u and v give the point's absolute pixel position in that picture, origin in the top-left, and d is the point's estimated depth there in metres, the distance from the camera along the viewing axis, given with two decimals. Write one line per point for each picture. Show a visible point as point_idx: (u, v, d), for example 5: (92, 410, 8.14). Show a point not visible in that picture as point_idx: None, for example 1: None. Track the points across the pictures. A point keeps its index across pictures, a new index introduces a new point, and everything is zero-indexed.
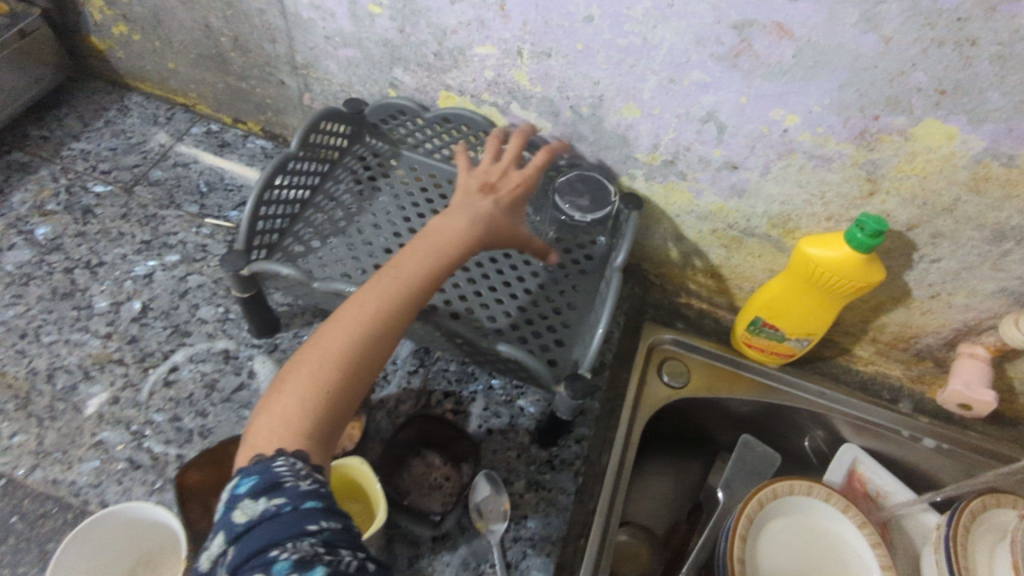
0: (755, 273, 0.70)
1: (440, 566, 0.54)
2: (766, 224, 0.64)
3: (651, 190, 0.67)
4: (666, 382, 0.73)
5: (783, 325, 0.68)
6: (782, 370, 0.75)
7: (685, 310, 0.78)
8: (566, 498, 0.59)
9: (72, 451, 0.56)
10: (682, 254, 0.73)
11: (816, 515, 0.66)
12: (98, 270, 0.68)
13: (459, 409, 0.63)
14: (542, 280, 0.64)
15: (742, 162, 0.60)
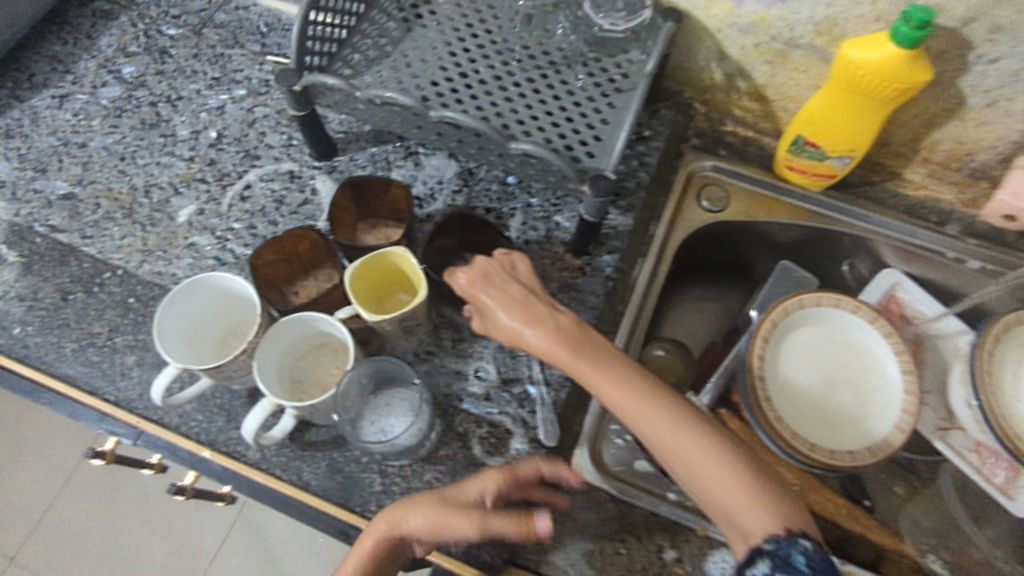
0: (800, 91, 0.69)
1: (479, 350, 0.62)
2: (811, 32, 0.62)
3: (691, 3, 0.65)
4: (704, 206, 0.75)
5: (824, 143, 0.67)
6: (825, 195, 0.75)
7: (729, 138, 0.77)
8: (595, 299, 0.65)
9: (171, 251, 0.66)
10: (726, 76, 0.72)
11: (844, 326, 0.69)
12: (178, 103, 0.76)
13: (500, 224, 0.68)
14: (576, 98, 0.65)
15: None
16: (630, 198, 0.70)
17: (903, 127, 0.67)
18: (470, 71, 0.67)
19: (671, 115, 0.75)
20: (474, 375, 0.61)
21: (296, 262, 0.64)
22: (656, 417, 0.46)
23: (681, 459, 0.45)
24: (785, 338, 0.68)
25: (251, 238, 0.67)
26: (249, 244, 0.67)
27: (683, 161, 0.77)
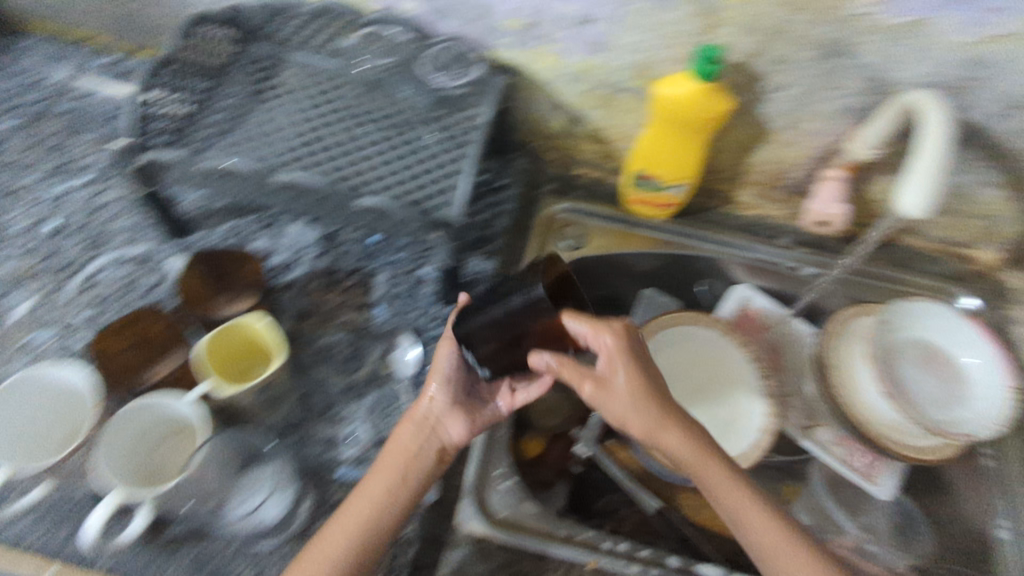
0: (633, 129, 0.75)
1: (352, 411, 0.60)
2: (630, 76, 0.68)
3: (521, 58, 0.69)
4: (564, 245, 0.79)
5: (660, 174, 0.73)
6: (671, 223, 0.81)
7: (581, 180, 0.83)
8: None
9: (7, 351, 0.62)
10: (567, 123, 0.77)
11: (703, 343, 0.74)
12: (13, 196, 0.72)
13: (365, 283, 0.68)
14: (427, 150, 0.65)
15: (593, 14, 0.62)
16: (492, 244, 0.72)
17: (723, 154, 0.75)
18: (318, 131, 0.66)
19: (524, 163, 0.81)
20: (346, 440, 0.59)
21: (146, 347, 0.60)
22: (685, 443, 0.53)
23: (711, 476, 0.53)
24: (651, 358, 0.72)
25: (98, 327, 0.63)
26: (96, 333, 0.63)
27: (540, 206, 0.81)
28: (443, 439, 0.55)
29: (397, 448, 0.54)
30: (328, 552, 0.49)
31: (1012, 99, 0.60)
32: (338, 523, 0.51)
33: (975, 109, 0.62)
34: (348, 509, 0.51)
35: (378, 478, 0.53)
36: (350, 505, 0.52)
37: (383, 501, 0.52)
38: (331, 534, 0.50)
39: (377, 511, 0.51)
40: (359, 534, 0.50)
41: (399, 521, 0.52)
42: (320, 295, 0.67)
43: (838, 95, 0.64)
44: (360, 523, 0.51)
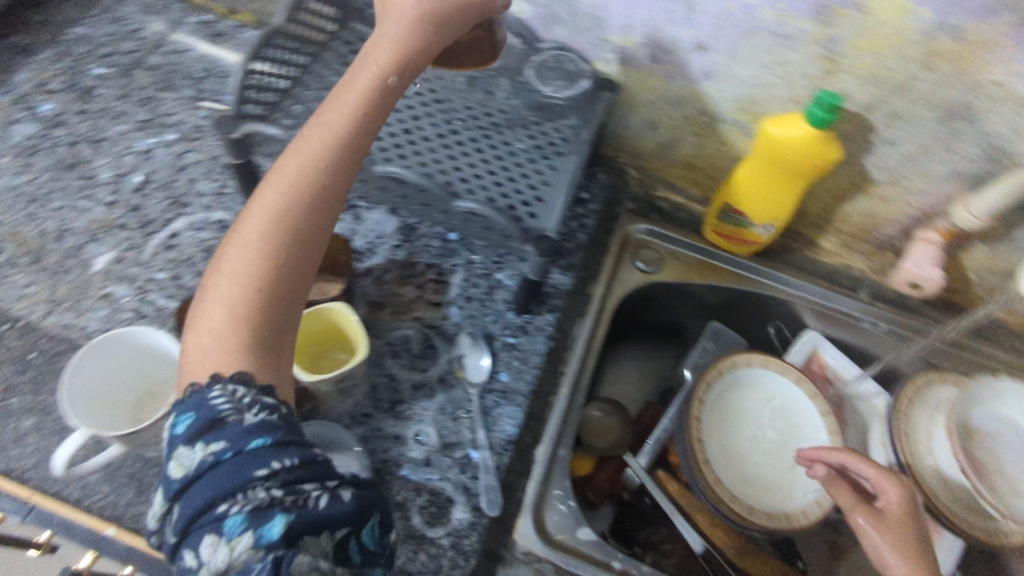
0: (726, 162, 0.72)
1: (420, 410, 0.60)
2: (735, 108, 0.65)
3: (626, 75, 0.68)
4: (639, 268, 0.77)
5: (749, 212, 0.70)
6: (751, 260, 0.78)
7: (660, 204, 0.80)
8: (538, 358, 0.64)
9: (83, 301, 0.61)
10: (658, 145, 0.74)
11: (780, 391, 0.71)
12: (100, 144, 0.72)
13: (441, 279, 0.67)
14: (519, 159, 0.65)
15: (711, 43, 0.60)
16: (568, 258, 0.71)
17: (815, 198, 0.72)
18: (402, 132, 0.66)
19: (606, 179, 0.78)
20: (414, 439, 0.58)
21: None
22: None
23: None
24: (722, 396, 0.70)
25: (175, 289, 0.63)
26: (172, 294, 0.63)
27: (617, 224, 0.78)
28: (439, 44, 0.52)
29: (387, 36, 0.50)
30: (227, 316, 0.42)
31: None
32: (271, 184, 0.46)
33: None
34: (296, 159, 0.46)
35: (343, 101, 0.48)
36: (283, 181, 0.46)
37: (345, 132, 0.47)
38: (226, 274, 0.43)
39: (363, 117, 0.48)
40: (306, 187, 0.46)
41: (330, 215, 0.46)
42: (395, 287, 0.66)
43: (953, 159, 0.61)
44: (321, 182, 0.46)
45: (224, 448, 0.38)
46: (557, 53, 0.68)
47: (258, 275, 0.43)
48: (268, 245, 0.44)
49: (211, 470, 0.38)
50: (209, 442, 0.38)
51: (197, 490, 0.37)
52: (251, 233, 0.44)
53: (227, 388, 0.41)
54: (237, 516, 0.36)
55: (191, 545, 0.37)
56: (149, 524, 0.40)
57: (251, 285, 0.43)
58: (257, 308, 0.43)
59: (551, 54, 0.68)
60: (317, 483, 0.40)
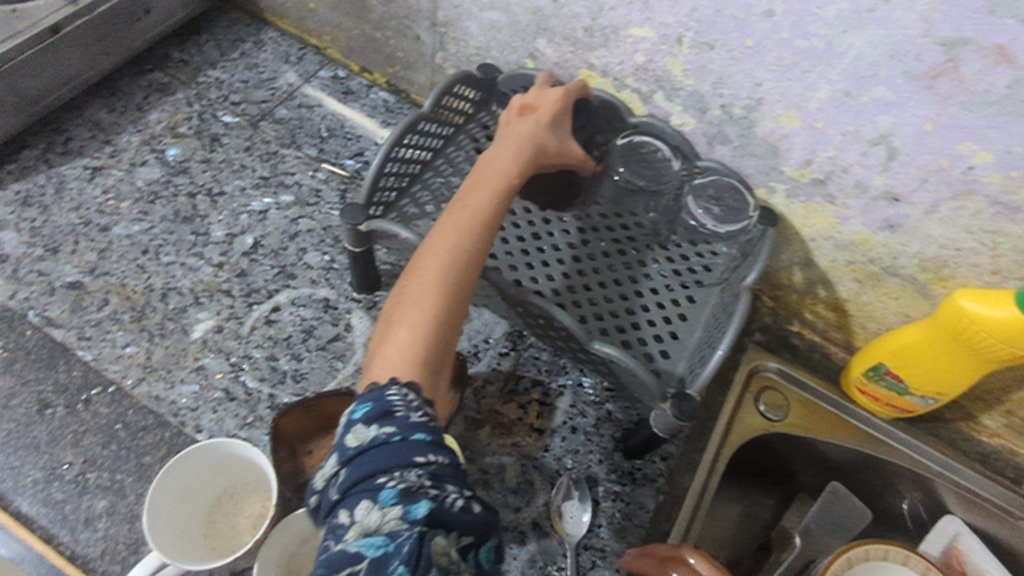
0: (886, 314, 0.63)
1: (508, 559, 0.53)
2: (915, 265, 0.57)
3: (790, 208, 0.60)
4: (762, 411, 0.68)
5: (908, 378, 0.61)
6: (894, 426, 0.68)
7: (795, 340, 0.71)
8: (645, 515, 0.56)
9: (176, 371, 0.58)
10: (806, 280, 0.66)
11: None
12: (218, 198, 0.70)
13: (546, 402, 0.61)
14: (656, 286, 0.61)
15: (906, 195, 0.53)
16: None
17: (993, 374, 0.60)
18: (531, 236, 0.63)
19: None
20: None
21: (317, 415, 0.53)
22: None
23: None
24: None
25: (268, 372, 0.59)
26: (264, 378, 0.59)
27: (743, 354, 0.70)
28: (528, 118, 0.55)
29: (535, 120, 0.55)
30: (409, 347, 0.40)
31: None
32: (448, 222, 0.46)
33: None
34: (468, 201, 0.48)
35: (491, 169, 0.50)
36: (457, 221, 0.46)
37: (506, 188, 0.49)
38: (404, 312, 0.41)
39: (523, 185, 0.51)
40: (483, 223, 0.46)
41: (488, 243, 0.46)
42: (496, 403, 0.60)
43: None
44: (483, 220, 0.47)
45: (394, 432, 0.35)
46: (717, 180, 0.60)
47: (431, 302, 0.41)
48: (442, 276, 0.43)
49: (378, 447, 0.35)
50: (382, 424, 0.36)
51: (363, 460, 0.35)
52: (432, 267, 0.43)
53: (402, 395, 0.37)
54: (394, 491, 0.33)
55: (348, 504, 0.34)
56: (311, 485, 0.37)
57: (426, 310, 0.41)
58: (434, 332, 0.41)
59: (710, 180, 0.60)
60: (456, 487, 0.36)
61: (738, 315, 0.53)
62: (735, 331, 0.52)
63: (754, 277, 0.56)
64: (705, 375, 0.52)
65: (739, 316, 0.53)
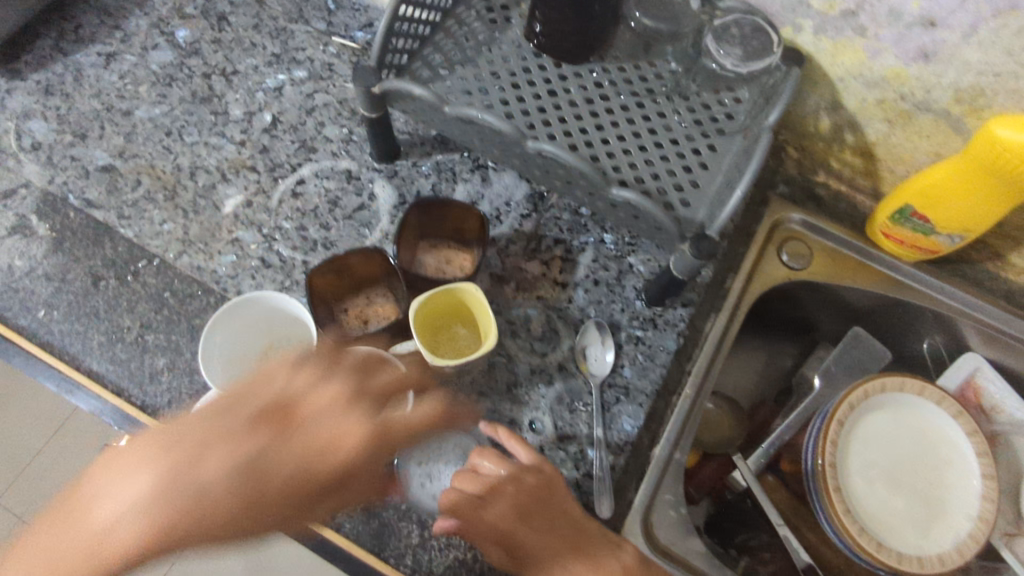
0: (917, 157, 0.61)
1: (537, 397, 0.57)
2: (950, 98, 0.55)
3: (817, 47, 0.58)
4: (785, 262, 0.68)
5: (933, 217, 0.60)
6: (917, 268, 0.68)
7: (820, 191, 0.70)
8: (666, 356, 0.59)
9: (213, 244, 0.61)
10: (834, 128, 0.64)
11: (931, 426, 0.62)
12: (232, 78, 0.70)
13: (569, 258, 0.63)
14: (676, 137, 0.59)
15: (944, 20, 0.50)
16: None
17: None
18: (548, 93, 0.61)
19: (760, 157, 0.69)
20: (528, 426, 0.56)
21: (348, 277, 0.57)
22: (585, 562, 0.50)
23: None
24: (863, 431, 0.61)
25: (299, 241, 0.62)
26: (296, 246, 0.61)
27: (767, 207, 0.70)
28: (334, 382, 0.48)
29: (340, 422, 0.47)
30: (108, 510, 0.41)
31: None
32: (154, 447, 0.43)
33: None
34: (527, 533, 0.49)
35: (260, 392, 0.47)
36: (342, 432, 0.47)
37: (277, 484, 0.44)
38: (51, 525, 0.42)
39: (292, 493, 0.44)
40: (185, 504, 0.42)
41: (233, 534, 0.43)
42: (520, 262, 0.62)
43: None
44: (238, 496, 0.43)
45: None
46: (733, 16, 0.58)
47: (101, 557, 0.40)
48: (169, 508, 0.41)
49: None
50: None
51: None
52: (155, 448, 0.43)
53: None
54: None
55: None
56: None
57: (203, 491, 0.42)
58: (178, 483, 0.42)
59: (727, 17, 0.58)
60: None
61: (759, 155, 0.52)
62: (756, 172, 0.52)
63: (778, 116, 0.54)
64: (725, 217, 0.52)
65: (761, 156, 0.52)
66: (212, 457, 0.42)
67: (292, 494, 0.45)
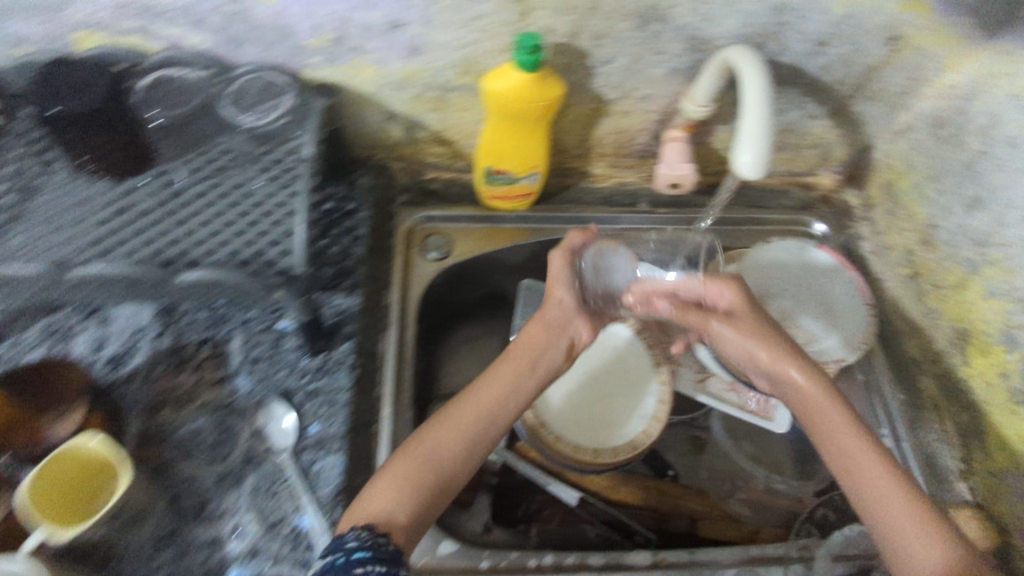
0: (473, 127, 0.71)
1: (234, 501, 0.55)
2: (456, 74, 0.63)
3: (338, 74, 0.62)
4: (432, 259, 0.75)
5: (509, 168, 0.70)
6: (532, 210, 0.79)
7: (434, 186, 0.79)
8: (344, 395, 0.61)
9: None
10: (405, 130, 0.72)
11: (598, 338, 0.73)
12: None
13: (218, 353, 0.61)
14: (258, 201, 0.59)
15: (403, 19, 0.57)
16: (351, 278, 0.67)
17: (569, 132, 0.73)
18: (110, 211, 0.56)
19: (369, 180, 0.75)
20: (232, 534, 0.53)
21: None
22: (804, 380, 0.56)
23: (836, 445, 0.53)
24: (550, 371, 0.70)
25: None
26: None
27: (395, 221, 0.77)
28: (483, 438, 0.55)
29: (390, 471, 0.51)
30: (377, 507, 0.49)
31: (817, 38, 0.62)
32: (386, 481, 0.50)
33: (788, 52, 0.64)
34: (871, 487, 0.51)
35: (415, 473, 0.51)
36: (551, 332, 0.62)
37: (410, 503, 0.50)
38: (381, 487, 0.50)
39: (436, 478, 0.52)
40: (410, 484, 0.51)
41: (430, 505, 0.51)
42: (168, 380, 0.59)
43: (662, 60, 0.63)
44: (392, 513, 0.49)
45: None
46: (256, 75, 0.60)
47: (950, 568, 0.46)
48: (417, 492, 0.51)
49: None
50: None
51: None
52: (413, 484, 0.51)
53: (358, 533, 0.47)
54: None
55: None
56: None
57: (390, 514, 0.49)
58: (427, 477, 0.51)
59: (250, 76, 0.60)
60: None
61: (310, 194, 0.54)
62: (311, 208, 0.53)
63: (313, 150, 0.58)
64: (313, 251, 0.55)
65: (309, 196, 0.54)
66: (371, 503, 0.49)
67: (457, 466, 0.53)
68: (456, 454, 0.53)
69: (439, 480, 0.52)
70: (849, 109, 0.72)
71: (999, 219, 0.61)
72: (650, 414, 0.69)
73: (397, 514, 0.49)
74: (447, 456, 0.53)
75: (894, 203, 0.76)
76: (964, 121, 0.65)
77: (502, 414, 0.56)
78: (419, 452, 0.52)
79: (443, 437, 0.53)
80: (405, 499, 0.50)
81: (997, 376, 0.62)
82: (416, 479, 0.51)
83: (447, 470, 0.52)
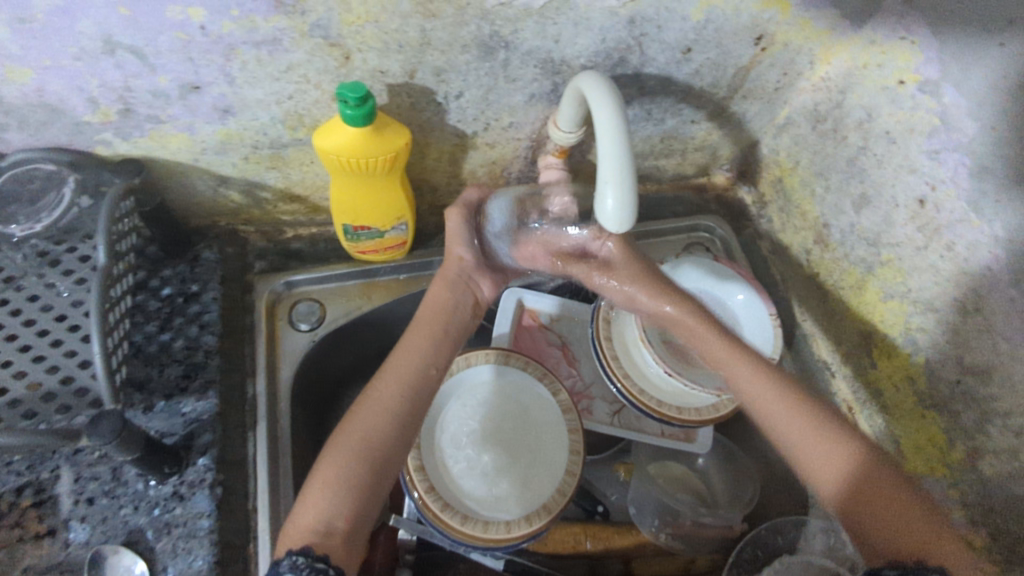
0: (324, 179, 0.62)
1: None
2: (285, 130, 0.54)
3: (142, 148, 0.53)
4: (302, 331, 0.66)
5: (372, 223, 0.62)
6: (412, 257, 0.71)
7: (295, 245, 0.70)
8: (207, 521, 0.52)
9: None
10: (245, 194, 0.62)
11: (504, 384, 0.67)
12: None
13: (43, 499, 0.51)
14: (61, 311, 0.50)
15: (199, 80, 0.48)
16: (203, 374, 0.58)
17: (435, 171, 0.66)
18: None
19: (216, 253, 0.64)
20: None
21: None
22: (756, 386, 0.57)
23: (788, 429, 0.54)
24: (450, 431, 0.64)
25: None
26: None
27: (254, 293, 0.66)
28: (382, 428, 0.51)
29: (321, 477, 0.49)
30: (310, 518, 0.47)
31: (680, 46, 0.57)
32: (320, 479, 0.49)
33: (653, 63, 0.58)
34: (763, 395, 0.56)
35: (315, 487, 0.48)
36: (454, 291, 0.60)
37: (325, 518, 0.47)
38: (319, 478, 0.49)
39: (353, 482, 0.49)
40: (353, 496, 0.48)
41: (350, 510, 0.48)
42: None
43: (518, 86, 0.57)
44: (334, 504, 0.48)
45: None
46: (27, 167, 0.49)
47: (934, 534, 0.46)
48: (336, 504, 0.48)
49: None
50: None
51: None
52: (352, 460, 0.49)
53: (295, 560, 0.43)
54: None
55: None
56: None
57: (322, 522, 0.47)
58: (354, 468, 0.49)
59: (20, 169, 0.49)
60: None
61: (98, 305, 0.46)
62: (102, 321, 0.45)
63: (108, 250, 0.48)
64: (102, 377, 0.45)
65: (98, 306, 0.46)
66: (311, 498, 0.48)
67: (365, 468, 0.49)
68: (357, 458, 0.50)
69: (362, 476, 0.49)
70: (729, 110, 0.68)
71: (887, 217, 0.59)
72: (564, 470, 0.63)
73: (342, 503, 0.48)
74: (367, 442, 0.50)
75: (786, 200, 0.72)
76: (843, 114, 0.61)
77: (394, 408, 0.52)
78: (323, 464, 0.49)
79: (336, 442, 0.50)
80: (336, 498, 0.48)
81: (904, 379, 0.58)
82: (321, 495, 0.48)
83: (361, 465, 0.49)
